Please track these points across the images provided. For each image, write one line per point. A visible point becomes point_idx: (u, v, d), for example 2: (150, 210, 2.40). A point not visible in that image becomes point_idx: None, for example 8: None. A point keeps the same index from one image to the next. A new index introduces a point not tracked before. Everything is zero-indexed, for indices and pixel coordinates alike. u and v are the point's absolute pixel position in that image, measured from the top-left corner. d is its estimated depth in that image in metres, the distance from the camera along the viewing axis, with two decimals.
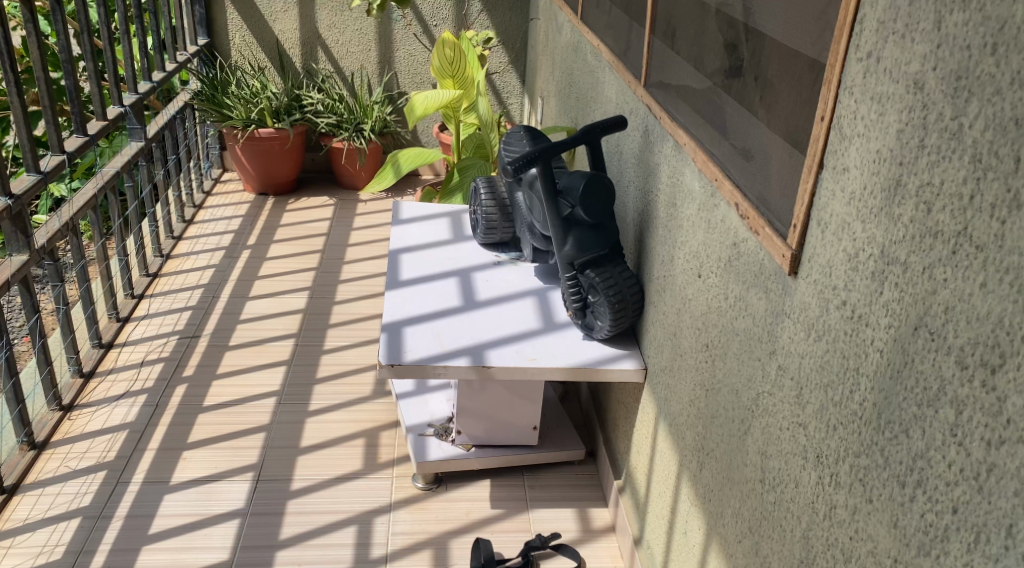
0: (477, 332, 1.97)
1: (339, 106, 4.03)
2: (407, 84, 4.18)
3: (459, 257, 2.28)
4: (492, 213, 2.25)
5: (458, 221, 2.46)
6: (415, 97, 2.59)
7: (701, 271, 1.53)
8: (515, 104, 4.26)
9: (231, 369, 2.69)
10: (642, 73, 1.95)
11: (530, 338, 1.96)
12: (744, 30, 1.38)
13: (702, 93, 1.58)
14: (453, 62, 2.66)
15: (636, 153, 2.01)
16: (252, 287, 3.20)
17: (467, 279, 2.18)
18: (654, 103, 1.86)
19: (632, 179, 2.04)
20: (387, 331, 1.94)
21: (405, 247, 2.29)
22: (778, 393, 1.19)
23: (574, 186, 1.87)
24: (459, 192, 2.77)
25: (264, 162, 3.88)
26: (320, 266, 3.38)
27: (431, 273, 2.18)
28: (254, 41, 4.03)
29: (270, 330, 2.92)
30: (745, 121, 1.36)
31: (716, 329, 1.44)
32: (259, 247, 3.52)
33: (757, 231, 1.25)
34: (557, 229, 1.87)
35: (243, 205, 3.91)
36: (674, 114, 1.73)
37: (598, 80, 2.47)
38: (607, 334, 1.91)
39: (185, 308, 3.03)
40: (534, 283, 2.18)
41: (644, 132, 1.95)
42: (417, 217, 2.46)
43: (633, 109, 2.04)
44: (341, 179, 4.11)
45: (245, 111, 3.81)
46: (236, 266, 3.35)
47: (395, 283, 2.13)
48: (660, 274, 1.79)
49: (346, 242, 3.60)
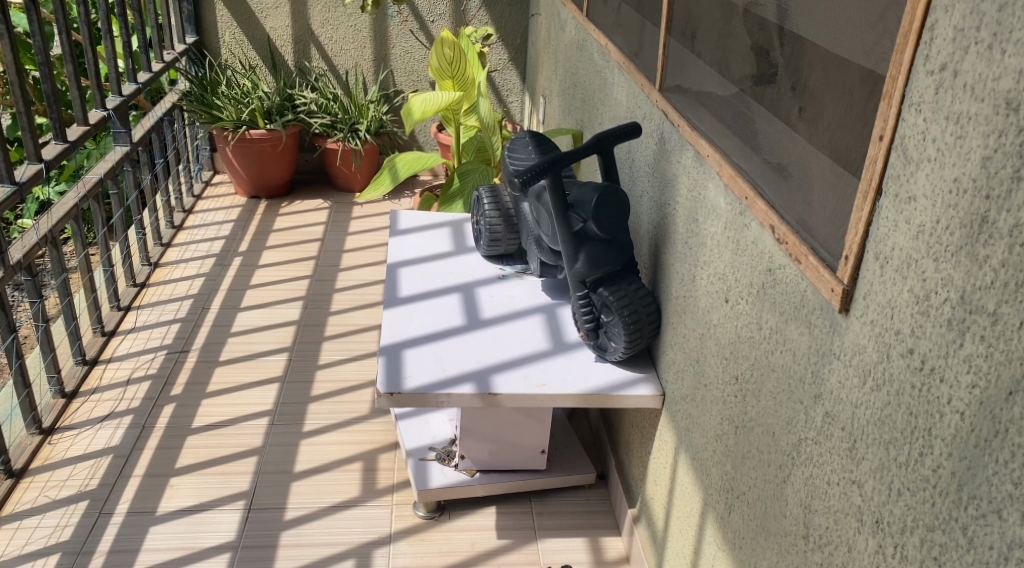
0: (482, 354, 1.84)
1: (334, 105, 3.88)
2: (403, 82, 4.04)
3: (461, 271, 2.15)
4: (496, 224, 2.12)
5: (459, 231, 2.33)
6: (412, 98, 2.46)
7: (728, 295, 1.40)
8: (515, 102, 4.12)
9: (221, 386, 2.56)
10: (657, 77, 1.83)
11: (538, 361, 1.83)
12: (778, 33, 1.25)
13: (728, 100, 1.44)
14: (452, 62, 2.53)
15: (650, 162, 1.88)
16: (243, 297, 3.06)
17: (470, 295, 2.05)
18: (671, 110, 1.73)
19: (646, 190, 1.91)
20: (386, 355, 1.81)
21: (404, 261, 2.16)
22: (825, 442, 1.06)
23: (586, 199, 1.73)
24: (459, 197, 2.63)
25: (255, 164, 3.74)
26: (314, 274, 3.25)
27: (432, 290, 2.05)
28: (245, 38, 3.89)
29: (262, 343, 2.79)
30: (780, 133, 1.23)
31: (748, 361, 1.31)
32: (251, 254, 3.39)
33: (797, 258, 1.12)
34: (567, 245, 1.73)
35: (234, 209, 3.77)
36: (694, 122, 1.60)
37: (606, 81, 2.33)
38: (622, 356, 1.79)
39: (174, 321, 2.89)
40: (541, 299, 2.05)
41: (659, 140, 1.82)
42: (416, 227, 2.33)
43: (647, 114, 1.91)
44: (336, 181, 3.98)
45: (235, 111, 3.67)
46: (227, 275, 3.22)
47: (393, 300, 2.00)
48: (680, 294, 1.66)
49: (341, 248, 3.47)
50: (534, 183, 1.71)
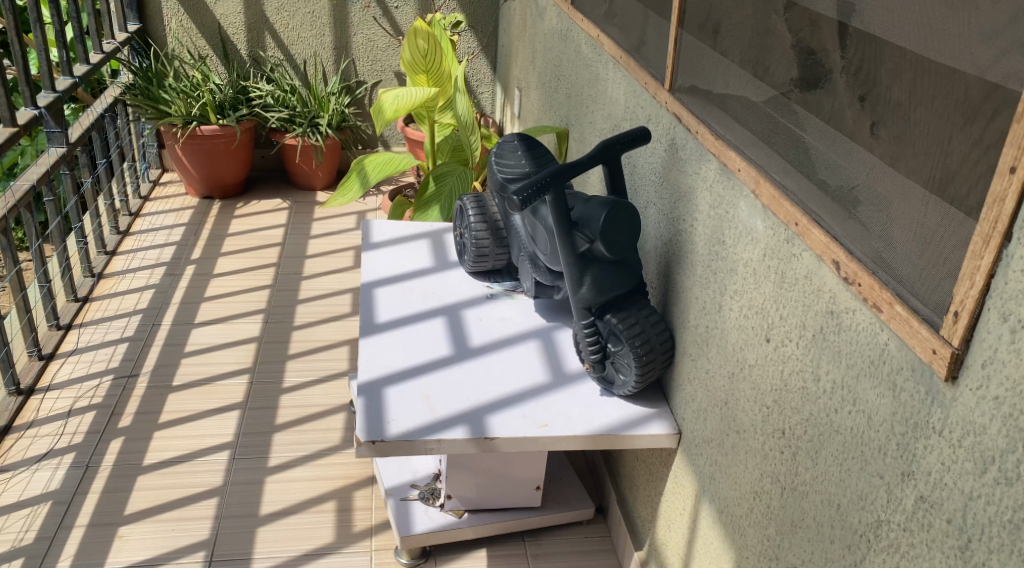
0: (474, 390, 1.63)
1: (291, 98, 3.61)
2: (366, 72, 3.79)
3: (444, 290, 1.94)
4: (483, 237, 1.91)
5: (440, 244, 2.12)
6: (383, 95, 2.24)
7: (769, 334, 1.21)
8: (486, 94, 3.90)
9: (175, 416, 2.32)
10: (667, 75, 1.62)
11: (538, 396, 1.63)
12: (835, 32, 1.05)
13: (764, 107, 1.25)
14: (426, 55, 2.30)
15: (659, 171, 1.68)
16: (197, 312, 2.82)
17: (456, 319, 1.84)
18: (687, 114, 1.53)
19: (654, 202, 1.71)
20: (365, 394, 1.59)
21: (379, 279, 1.94)
22: (919, 532, 0.87)
23: (592, 216, 1.53)
24: (435, 203, 2.42)
25: (208, 162, 3.47)
26: (275, 284, 3.01)
27: (413, 313, 1.84)
28: (193, 26, 3.60)
29: (221, 365, 2.55)
30: (839, 151, 1.04)
31: (800, 415, 1.12)
32: (205, 262, 3.13)
33: (876, 306, 0.94)
34: (571, 267, 1.53)
35: (186, 212, 3.50)
36: (718, 129, 1.41)
37: (597, 75, 2.13)
38: (632, 390, 1.59)
39: (121, 340, 2.63)
40: (535, 322, 1.85)
41: (670, 146, 1.62)
42: (391, 240, 2.11)
43: (653, 116, 1.71)
44: (296, 180, 3.73)
45: (185, 106, 3.39)
46: (179, 286, 2.96)
47: (370, 328, 1.78)
48: (700, 325, 1.47)
49: (303, 254, 3.23)
50: (533, 199, 1.50)
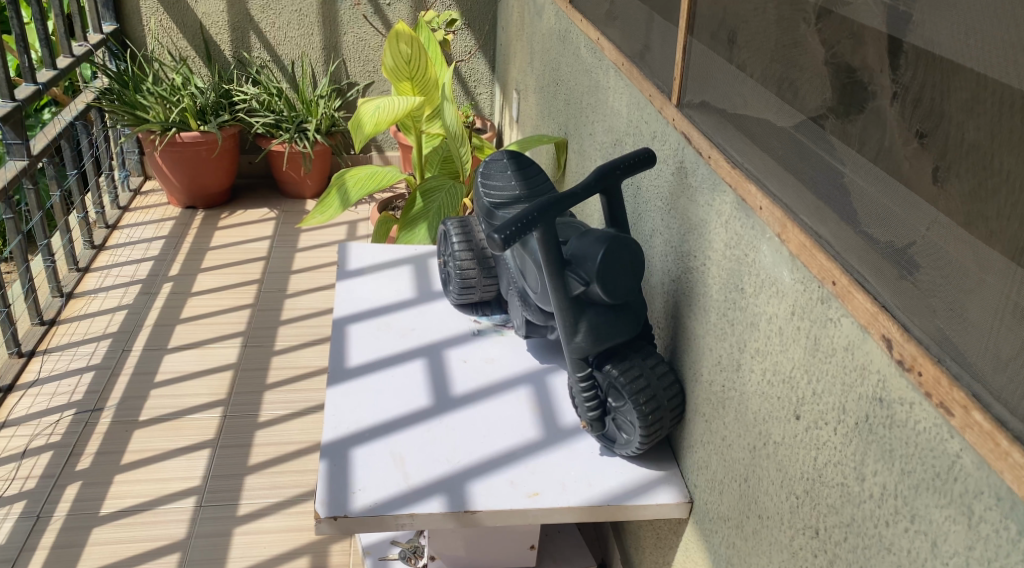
0: (455, 451, 1.42)
1: (277, 101, 3.40)
2: (358, 72, 3.58)
3: (426, 325, 1.73)
4: (468, 266, 1.71)
5: (423, 270, 1.91)
6: (363, 105, 2.04)
7: (800, 409, 1.00)
8: (484, 94, 3.68)
9: (139, 456, 2.14)
10: (674, 88, 1.41)
11: (528, 457, 1.42)
12: (883, 48, 0.84)
13: (791, 134, 1.04)
14: (410, 60, 2.09)
15: (667, 196, 1.47)
16: (171, 335, 2.62)
17: (438, 360, 1.63)
18: (698, 135, 1.32)
19: (661, 232, 1.50)
20: (329, 458, 1.39)
21: (353, 315, 1.74)
22: None
23: (586, 253, 1.31)
24: (422, 221, 2.21)
25: (188, 171, 3.28)
26: (257, 302, 2.82)
27: (389, 354, 1.63)
28: (174, 26, 3.40)
29: (193, 397, 2.36)
30: (891, 198, 0.84)
31: (839, 518, 0.92)
32: (183, 279, 2.94)
33: (946, 406, 0.73)
34: (563, 313, 1.32)
35: (166, 223, 3.30)
36: (734, 154, 1.20)
37: (598, 83, 1.91)
38: (637, 451, 1.39)
39: (86, 368, 2.44)
40: (527, 364, 1.64)
41: (678, 170, 1.41)
42: (369, 267, 1.90)
43: (659, 134, 1.50)
44: (284, 188, 3.53)
45: (164, 111, 3.20)
46: (154, 306, 2.77)
47: (339, 374, 1.57)
48: (716, 382, 1.26)
49: (288, 268, 3.03)
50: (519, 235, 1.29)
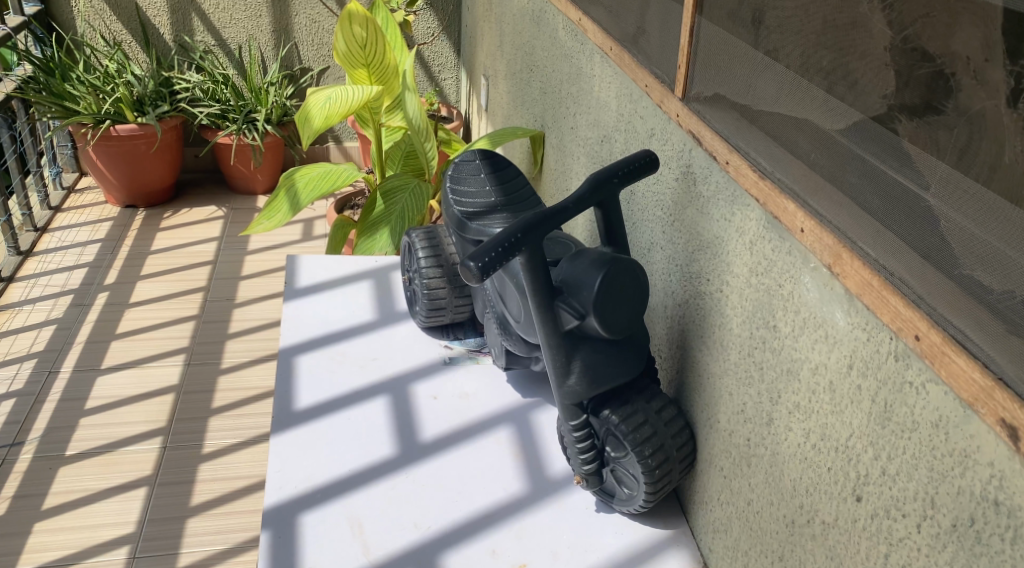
0: (424, 515, 1.20)
1: (223, 89, 3.11)
2: (312, 57, 3.29)
3: (389, 354, 1.49)
4: (437, 285, 1.47)
5: (385, 286, 1.67)
6: (313, 95, 1.78)
7: (863, 490, 0.79)
8: (449, 80, 3.43)
9: (64, 499, 1.90)
10: (679, 78, 1.18)
11: (510, 518, 1.20)
12: (995, 32, 0.62)
13: (844, 138, 0.83)
14: (366, 44, 1.84)
15: (671, 205, 1.25)
16: (105, 353, 2.36)
17: (403, 397, 1.40)
18: (712, 136, 1.10)
19: (663, 247, 1.28)
20: (273, 526, 1.17)
21: (304, 343, 1.50)
22: None
23: (581, 280, 1.08)
24: (383, 225, 1.97)
25: (127, 166, 3.00)
26: (201, 313, 2.56)
27: (346, 392, 1.40)
28: (106, 7, 3.09)
29: (127, 426, 2.11)
30: (1011, 234, 0.62)
31: None
32: (121, 287, 2.67)
33: None
34: (555, 352, 1.09)
35: (103, 224, 3.02)
36: (762, 160, 0.98)
37: (581, 70, 1.68)
38: (643, 507, 1.18)
39: (6, 395, 2.18)
40: (507, 398, 1.41)
41: (683, 175, 1.20)
42: (322, 283, 1.66)
43: (659, 131, 1.28)
44: (234, 183, 3.25)
45: (96, 101, 2.91)
46: (87, 319, 2.50)
47: (285, 420, 1.34)
48: (739, 435, 1.05)
49: (238, 273, 2.77)
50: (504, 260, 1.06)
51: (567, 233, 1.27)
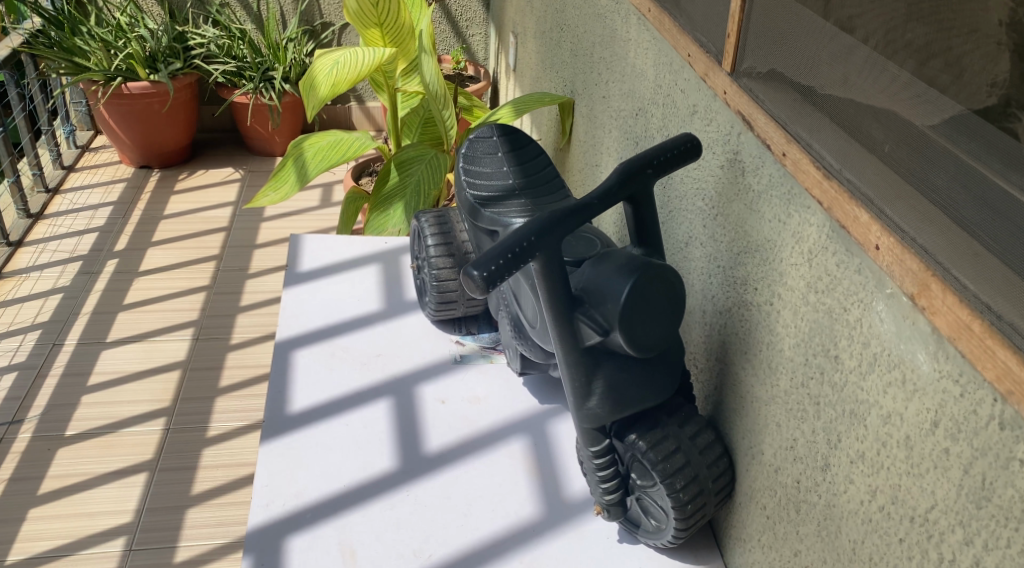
0: (426, 540, 1.06)
1: (240, 45, 2.96)
2: (333, 10, 3.11)
3: (395, 350, 1.36)
4: (447, 276, 1.33)
5: (394, 272, 1.53)
6: (319, 60, 1.63)
7: None
8: (478, 36, 3.24)
9: (61, 483, 1.80)
10: (728, 48, 1.01)
11: (523, 545, 1.07)
12: None
13: (941, 136, 0.66)
14: (379, 2, 1.67)
15: (714, 196, 1.08)
16: (112, 325, 2.26)
17: (408, 400, 1.26)
18: (766, 120, 0.93)
19: (704, 243, 1.12)
20: (256, 549, 1.04)
21: (301, 335, 1.36)
22: None
23: (606, 288, 0.93)
24: (397, 199, 1.83)
25: (140, 126, 2.87)
26: (213, 283, 2.44)
27: (345, 393, 1.26)
28: None
29: (130, 405, 2.00)
30: None
31: None
32: (131, 254, 2.56)
33: None
34: (574, 370, 0.95)
35: (116, 185, 2.90)
36: (829, 155, 0.82)
37: (616, 33, 1.50)
38: (673, 541, 1.03)
39: (8, 369, 2.09)
40: (523, 404, 1.27)
41: (730, 164, 1.03)
42: (326, 267, 1.52)
43: (703, 109, 1.11)
44: (252, 144, 3.12)
45: (106, 57, 2.78)
46: (95, 288, 2.39)
47: (276, 425, 1.20)
48: (787, 474, 0.90)
49: (253, 241, 2.65)
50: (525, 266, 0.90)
51: (593, 229, 1.12)
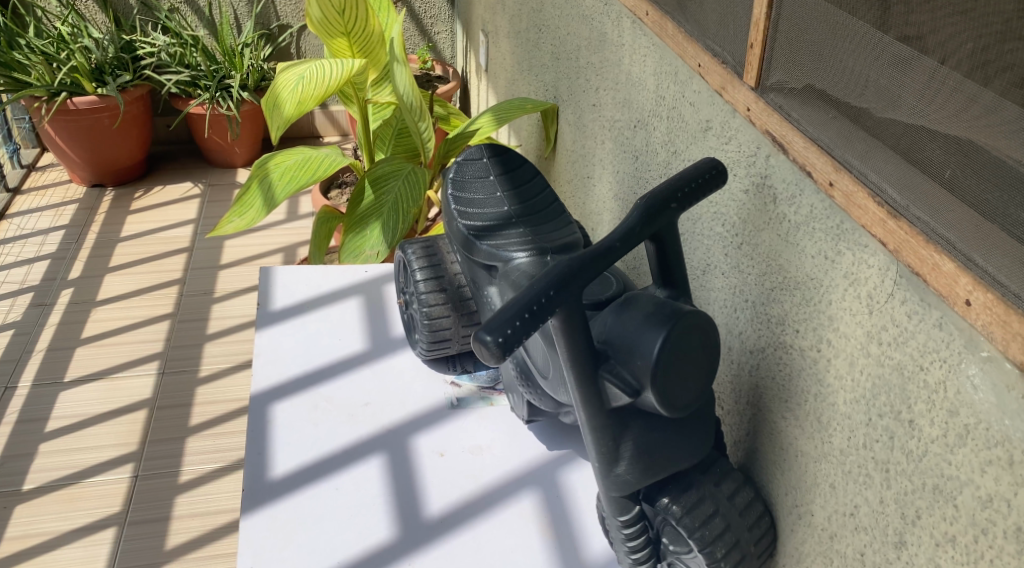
0: None
1: (192, 53, 2.79)
2: (290, 12, 2.96)
3: (385, 396, 1.23)
4: (439, 313, 1.20)
5: (377, 305, 1.40)
6: (284, 74, 1.50)
7: None
8: (443, 34, 3.10)
9: (21, 545, 1.65)
10: (751, 60, 0.90)
11: None
12: None
13: None
14: (345, 9, 1.54)
15: (737, 223, 0.97)
16: (69, 362, 2.10)
17: (403, 455, 1.14)
18: (804, 143, 0.82)
19: (725, 272, 1.01)
20: None
21: (279, 385, 1.24)
22: None
23: (634, 341, 0.81)
24: (374, 218, 1.70)
25: (90, 144, 2.70)
26: (177, 310, 2.29)
27: (333, 451, 1.14)
28: None
29: (93, 451, 1.85)
30: None
31: None
32: (87, 282, 2.40)
33: None
34: (599, 434, 0.83)
35: (67, 207, 2.73)
36: (891, 187, 0.71)
37: (606, 37, 1.39)
38: None
39: None
40: (529, 452, 1.16)
41: (758, 188, 0.92)
42: (302, 303, 1.39)
43: (720, 125, 1.00)
44: (210, 156, 2.96)
45: (48, 71, 2.59)
46: (49, 322, 2.23)
47: (259, 494, 1.07)
48: (846, 545, 0.80)
49: (218, 262, 2.50)
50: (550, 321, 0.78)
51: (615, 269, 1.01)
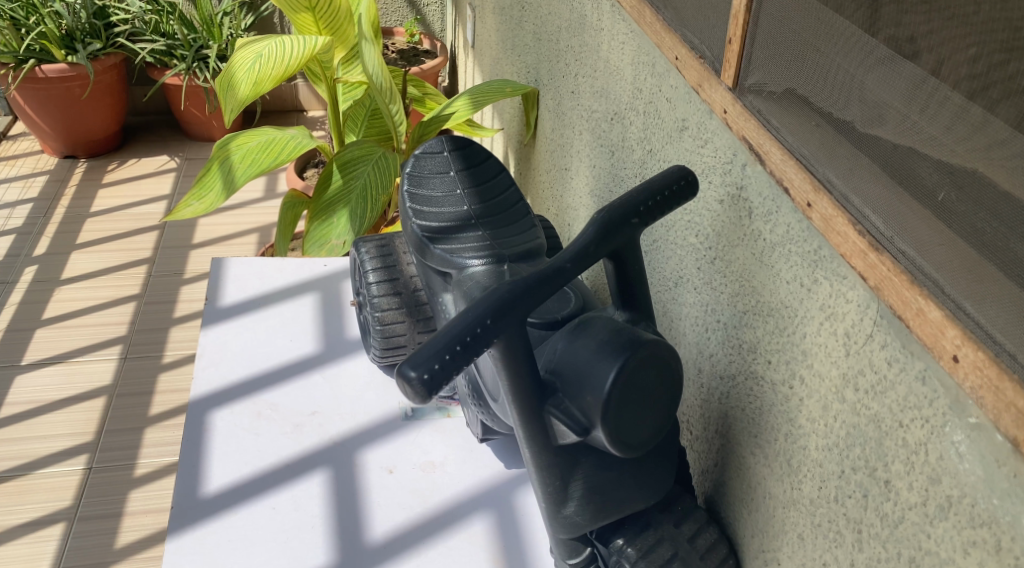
0: None
1: (169, 21, 2.69)
2: None
3: (333, 405, 1.15)
4: (393, 319, 1.12)
5: (333, 304, 1.32)
6: (241, 52, 1.40)
7: None
8: (433, 6, 2.99)
9: None
10: (729, 57, 0.81)
11: None
12: None
13: None
14: None
15: (711, 235, 0.88)
16: (28, 344, 2.02)
17: (348, 470, 1.06)
18: (782, 155, 0.73)
19: (698, 287, 0.92)
20: None
21: (222, 391, 1.16)
22: None
23: (584, 372, 0.73)
24: (341, 205, 1.61)
25: (61, 114, 2.61)
26: (144, 291, 2.21)
27: (272, 465, 1.06)
28: None
29: (48, 441, 1.78)
30: None
31: None
32: (53, 259, 2.31)
33: None
34: (544, 473, 0.76)
35: (37, 179, 2.64)
36: (875, 214, 0.62)
37: (585, 20, 1.28)
38: None
39: None
40: (485, 470, 1.08)
41: (733, 199, 0.83)
42: (254, 300, 1.32)
43: (695, 126, 0.90)
44: (188, 130, 2.86)
45: (15, 37, 2.49)
46: (10, 301, 2.15)
47: (188, 512, 1.00)
48: None
49: (190, 241, 2.41)
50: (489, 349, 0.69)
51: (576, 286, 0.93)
